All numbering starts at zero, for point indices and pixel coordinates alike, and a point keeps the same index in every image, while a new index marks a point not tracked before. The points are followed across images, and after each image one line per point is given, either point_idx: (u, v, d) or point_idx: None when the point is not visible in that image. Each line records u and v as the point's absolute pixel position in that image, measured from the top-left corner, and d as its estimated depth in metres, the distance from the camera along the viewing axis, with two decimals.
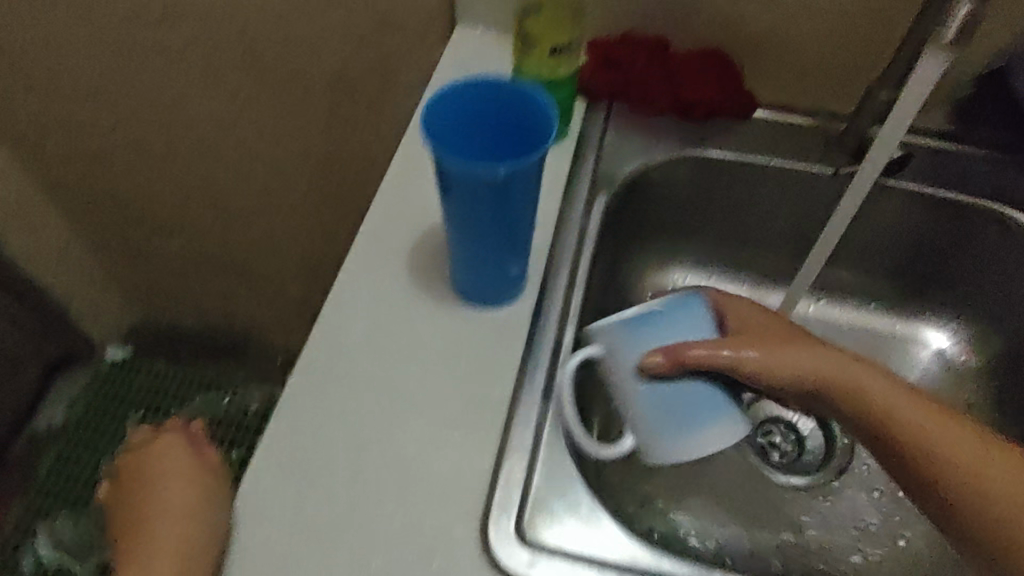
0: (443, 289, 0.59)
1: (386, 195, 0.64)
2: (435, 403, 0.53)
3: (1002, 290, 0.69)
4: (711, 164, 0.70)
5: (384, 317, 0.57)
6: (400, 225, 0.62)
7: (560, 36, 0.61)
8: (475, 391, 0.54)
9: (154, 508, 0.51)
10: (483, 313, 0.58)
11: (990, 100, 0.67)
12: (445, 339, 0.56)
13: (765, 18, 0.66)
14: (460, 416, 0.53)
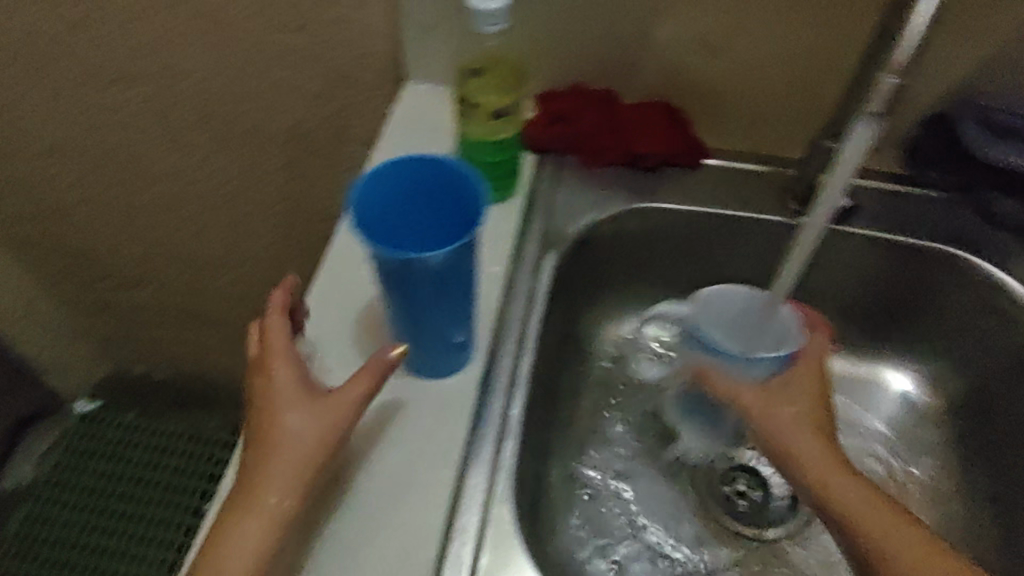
0: None
1: (335, 259, 0.63)
2: (380, 478, 0.51)
3: (959, 331, 0.69)
4: (661, 217, 0.71)
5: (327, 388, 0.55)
6: (349, 291, 0.61)
7: (500, 99, 0.61)
8: (422, 464, 0.51)
9: (282, 431, 0.45)
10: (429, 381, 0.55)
11: (935, 146, 0.67)
12: (390, 408, 0.54)
13: (705, 72, 0.67)
14: (407, 492, 0.50)
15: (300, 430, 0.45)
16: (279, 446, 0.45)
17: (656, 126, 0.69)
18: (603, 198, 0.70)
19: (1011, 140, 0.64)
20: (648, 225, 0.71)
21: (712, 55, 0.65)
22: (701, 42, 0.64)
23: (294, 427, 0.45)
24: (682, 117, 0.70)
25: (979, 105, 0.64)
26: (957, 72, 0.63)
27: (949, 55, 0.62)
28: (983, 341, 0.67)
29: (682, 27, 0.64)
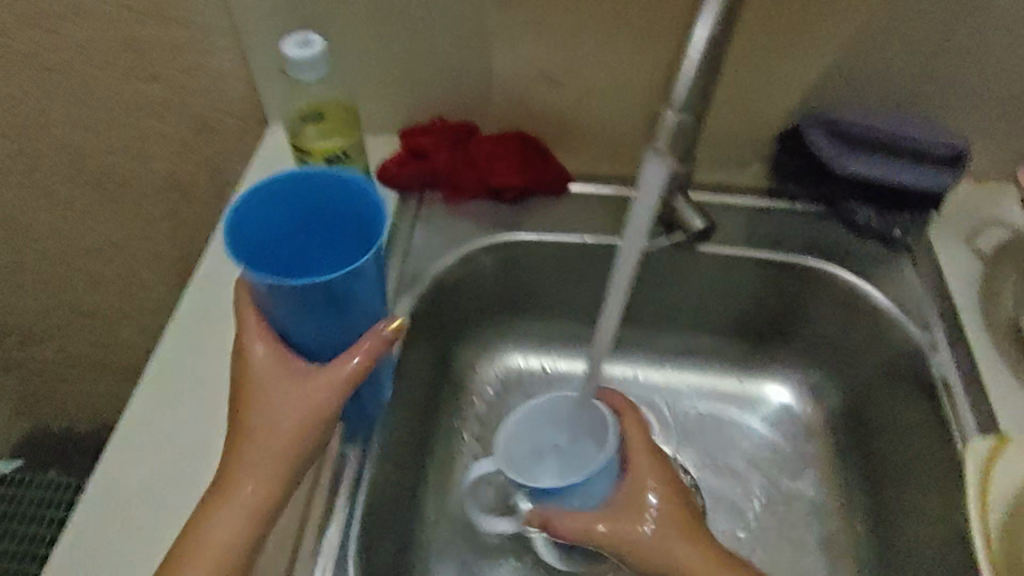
0: None
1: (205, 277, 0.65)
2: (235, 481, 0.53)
3: (832, 343, 0.67)
4: (527, 248, 0.69)
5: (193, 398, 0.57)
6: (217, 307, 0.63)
7: (331, 146, 0.59)
8: None
9: (256, 419, 0.47)
10: None
11: (796, 158, 0.65)
12: None
13: (552, 101, 0.65)
14: None
15: (281, 412, 0.47)
16: (262, 419, 0.47)
17: (512, 159, 0.67)
18: (464, 233, 0.69)
19: (866, 151, 0.62)
20: (514, 259, 0.69)
21: (554, 84, 0.64)
22: (539, 72, 0.63)
23: (274, 404, 0.47)
24: (543, 146, 0.69)
25: (833, 117, 0.62)
26: (803, 89, 0.61)
27: (791, 73, 0.60)
28: (856, 352, 0.65)
29: (517, 59, 0.62)
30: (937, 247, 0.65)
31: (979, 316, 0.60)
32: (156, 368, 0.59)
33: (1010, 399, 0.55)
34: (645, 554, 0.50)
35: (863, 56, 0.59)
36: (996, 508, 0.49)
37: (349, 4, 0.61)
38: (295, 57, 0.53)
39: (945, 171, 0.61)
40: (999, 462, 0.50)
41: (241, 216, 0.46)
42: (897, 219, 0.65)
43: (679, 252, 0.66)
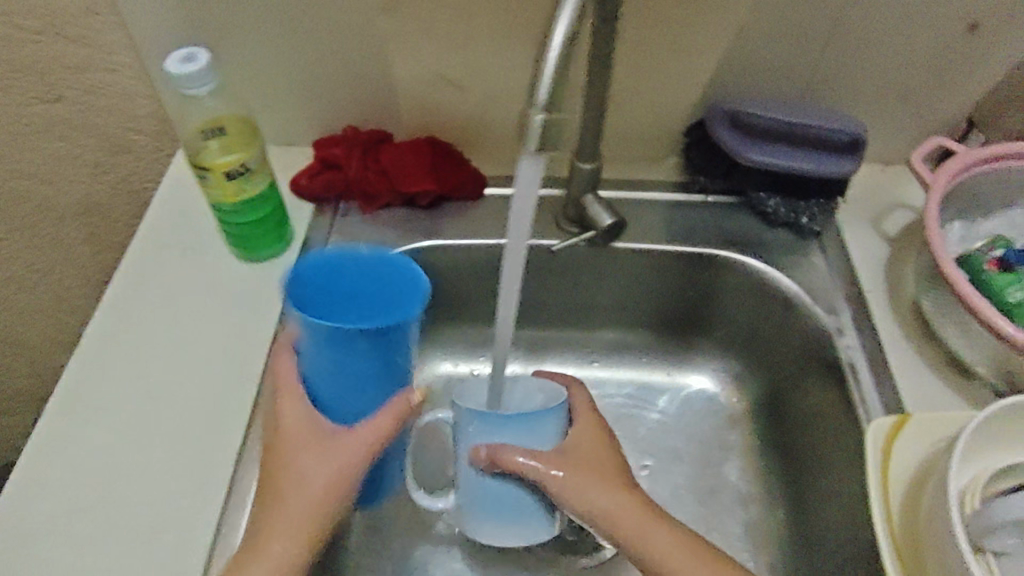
0: (186, 329, 0.63)
1: (139, 246, 0.69)
2: (174, 433, 0.57)
3: (749, 331, 0.68)
4: (444, 254, 0.68)
5: (132, 360, 0.61)
6: (153, 273, 0.67)
7: (231, 164, 0.58)
8: (214, 418, 0.58)
9: (285, 477, 0.45)
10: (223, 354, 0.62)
11: (703, 151, 0.65)
12: (189, 371, 0.61)
13: (460, 105, 0.65)
14: (200, 443, 0.57)
15: (314, 472, 0.44)
16: (291, 491, 0.44)
17: (423, 165, 0.66)
18: (378, 242, 0.68)
19: (768, 142, 0.62)
20: (431, 266, 0.69)
21: (459, 89, 0.64)
22: (442, 78, 0.63)
23: (300, 473, 0.44)
24: (453, 151, 0.69)
25: (733, 109, 0.61)
26: (703, 83, 0.62)
27: (690, 69, 0.60)
28: (773, 342, 0.66)
29: (418, 65, 0.62)
30: (845, 232, 0.66)
31: (885, 298, 0.62)
32: (96, 332, 0.63)
33: (913, 378, 0.57)
34: (592, 493, 0.47)
35: (757, 49, 0.59)
36: (897, 483, 0.49)
37: (242, 18, 0.60)
38: (180, 71, 0.53)
39: (847, 157, 0.62)
40: (900, 436, 0.50)
41: (297, 277, 0.46)
42: (806, 206, 0.65)
43: (595, 251, 0.66)
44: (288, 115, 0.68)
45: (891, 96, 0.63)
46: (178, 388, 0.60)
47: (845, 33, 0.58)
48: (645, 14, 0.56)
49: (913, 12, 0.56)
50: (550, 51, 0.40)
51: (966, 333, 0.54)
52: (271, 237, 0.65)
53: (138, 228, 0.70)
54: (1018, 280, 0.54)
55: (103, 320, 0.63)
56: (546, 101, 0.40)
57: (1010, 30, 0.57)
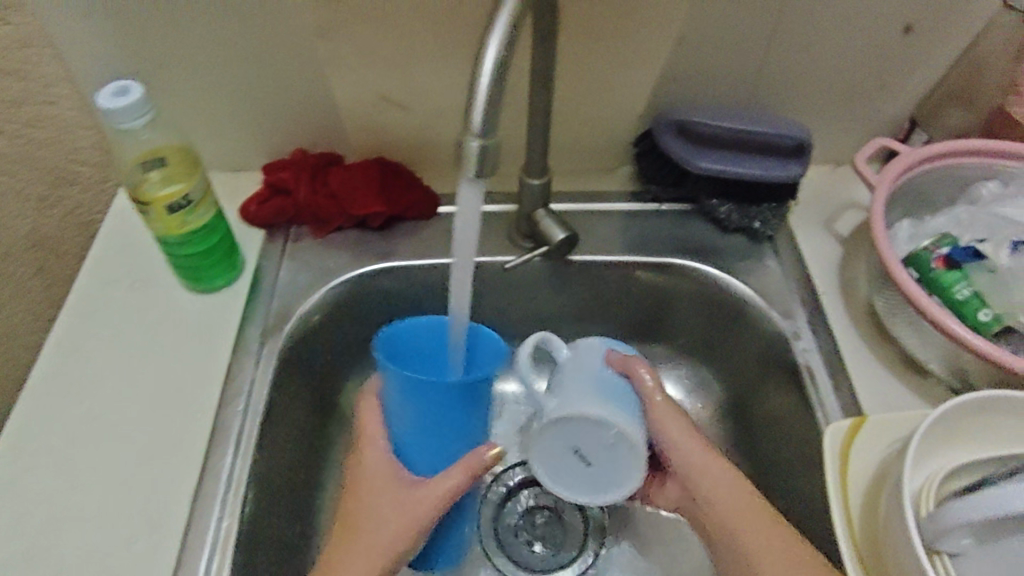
0: (137, 367, 0.61)
1: (87, 282, 0.66)
2: (126, 476, 0.55)
3: (709, 337, 0.68)
4: (399, 275, 0.67)
5: (79, 402, 0.59)
6: (102, 310, 0.64)
7: (171, 197, 0.56)
8: (165, 459, 0.55)
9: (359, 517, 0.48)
10: (175, 391, 0.59)
11: (654, 160, 0.65)
12: (140, 410, 0.58)
13: (407, 125, 0.65)
14: (152, 485, 0.54)
15: (386, 517, 0.47)
16: (364, 526, 0.48)
17: (372, 185, 0.65)
18: (330, 267, 0.67)
19: (715, 149, 0.62)
20: (387, 287, 0.68)
21: (404, 109, 0.63)
22: (387, 99, 0.62)
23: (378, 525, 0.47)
24: (403, 170, 0.68)
25: (679, 117, 0.62)
26: (648, 93, 0.62)
27: (634, 80, 0.60)
28: (733, 346, 0.66)
29: (360, 88, 0.61)
30: (797, 235, 0.66)
31: (838, 299, 0.62)
32: (43, 374, 0.60)
33: (868, 379, 0.56)
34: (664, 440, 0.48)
35: (699, 58, 0.59)
36: (855, 490, 0.48)
37: (177, 46, 0.59)
38: (111, 107, 0.52)
39: (794, 161, 0.62)
40: (855, 442, 0.50)
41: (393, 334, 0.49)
42: (758, 211, 0.65)
43: (551, 265, 0.65)
44: (233, 142, 0.67)
45: (833, 98, 0.64)
46: (129, 429, 0.57)
47: (783, 39, 0.58)
48: (582, 29, 0.55)
49: (848, 17, 0.57)
50: (481, 75, 0.40)
51: (916, 333, 0.54)
52: (221, 266, 0.64)
53: (86, 262, 0.67)
54: (964, 278, 0.53)
55: (51, 361, 0.61)
56: (480, 127, 0.40)
57: (943, 31, 0.58)
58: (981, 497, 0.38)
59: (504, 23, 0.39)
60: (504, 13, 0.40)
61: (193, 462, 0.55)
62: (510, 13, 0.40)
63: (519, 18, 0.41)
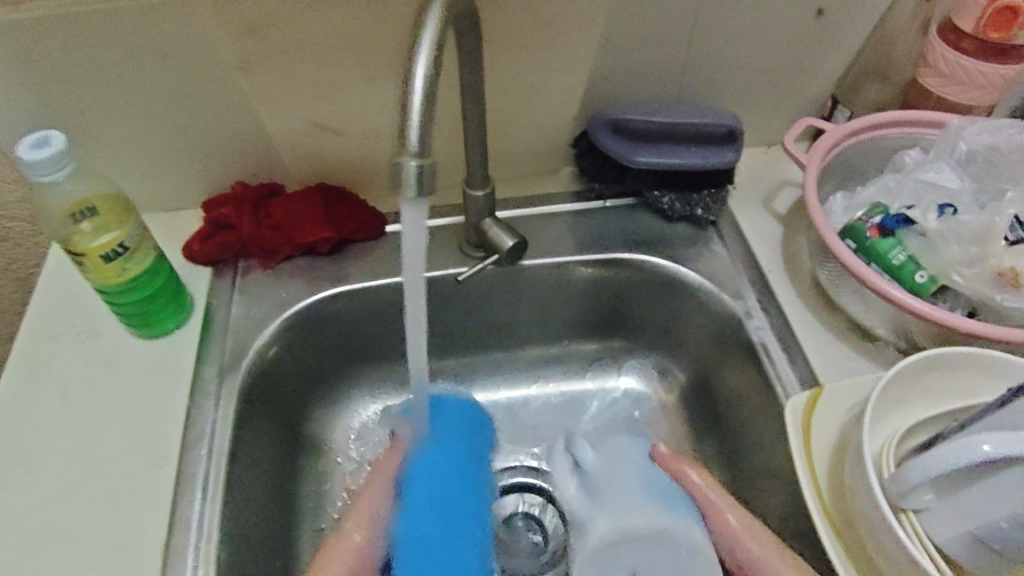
0: (90, 426, 0.58)
1: (27, 345, 0.63)
2: (90, 541, 0.52)
3: (665, 326, 0.69)
4: (353, 298, 0.67)
5: (32, 469, 0.56)
6: (45, 372, 0.61)
7: (110, 244, 0.55)
8: (131, 516, 0.54)
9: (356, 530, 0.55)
10: (134, 445, 0.57)
11: (592, 160, 0.66)
12: (98, 469, 0.56)
13: (344, 148, 0.64)
14: (120, 546, 0.52)
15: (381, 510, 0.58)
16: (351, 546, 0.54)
17: (317, 212, 0.65)
18: (281, 298, 0.66)
19: (650, 143, 0.63)
20: (341, 312, 0.67)
21: (340, 134, 0.63)
22: (320, 125, 0.62)
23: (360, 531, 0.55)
24: (346, 193, 0.67)
25: (612, 115, 0.63)
26: (580, 95, 0.63)
27: (565, 85, 0.61)
28: (689, 332, 0.67)
29: (292, 117, 0.60)
30: (738, 216, 0.68)
31: (784, 274, 0.63)
32: None
33: (820, 349, 0.58)
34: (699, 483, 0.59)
35: (625, 56, 0.61)
36: (821, 457, 0.49)
37: (97, 92, 0.57)
38: (34, 159, 0.50)
39: (727, 148, 0.64)
40: (817, 410, 0.51)
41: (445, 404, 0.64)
42: (699, 198, 0.66)
43: (503, 272, 0.65)
44: (170, 180, 0.66)
45: (757, 83, 0.66)
46: (89, 491, 0.55)
47: (704, 32, 0.60)
48: (505, 40, 0.56)
49: (762, 5, 0.59)
50: (411, 98, 0.40)
51: (860, 301, 0.56)
52: (168, 309, 0.62)
53: (22, 325, 0.64)
54: (898, 244, 0.55)
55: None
56: (417, 148, 0.40)
57: (852, 10, 0.61)
58: (933, 456, 0.40)
59: (428, 46, 0.40)
60: (427, 35, 0.40)
61: (161, 515, 0.54)
62: (433, 35, 0.40)
63: (442, 39, 0.41)
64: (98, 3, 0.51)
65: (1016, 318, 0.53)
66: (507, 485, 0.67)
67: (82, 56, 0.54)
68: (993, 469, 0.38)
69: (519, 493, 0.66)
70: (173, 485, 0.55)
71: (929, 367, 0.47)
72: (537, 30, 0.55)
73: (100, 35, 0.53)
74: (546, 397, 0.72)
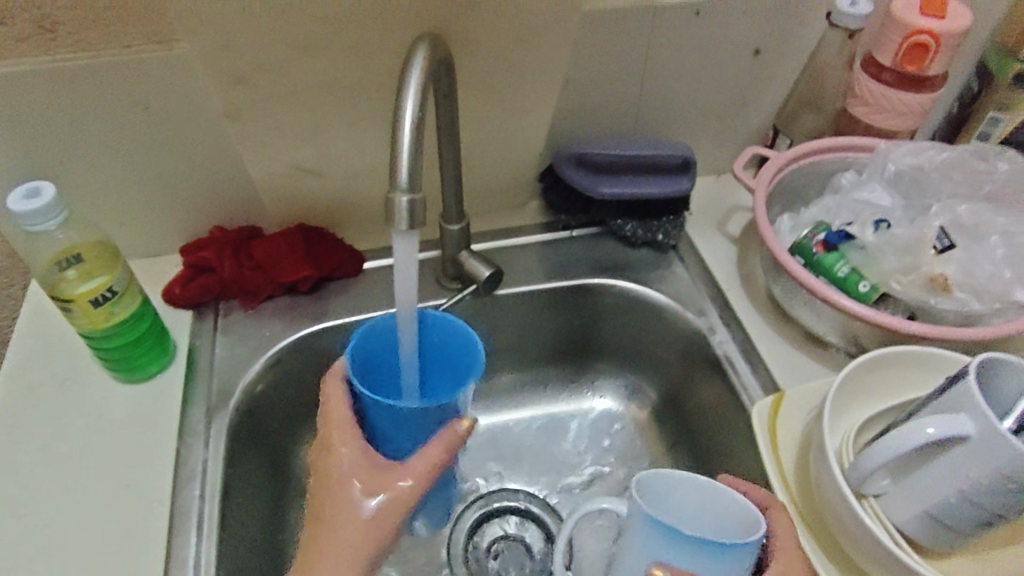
0: (78, 471, 0.58)
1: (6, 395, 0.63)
2: None
3: (633, 345, 0.73)
4: (334, 334, 0.69)
5: (20, 517, 0.56)
6: (27, 421, 0.61)
7: (96, 289, 0.56)
8: (124, 558, 0.54)
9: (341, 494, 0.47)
10: (124, 487, 0.58)
11: (558, 192, 0.70)
12: (89, 514, 0.56)
13: (323, 190, 0.67)
14: None
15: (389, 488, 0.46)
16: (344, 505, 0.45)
17: (298, 250, 0.67)
18: (265, 337, 0.67)
19: (611, 174, 0.68)
20: (324, 348, 0.69)
21: (319, 175, 0.66)
22: (301, 168, 0.64)
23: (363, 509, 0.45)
24: (324, 233, 0.70)
25: (575, 150, 0.68)
26: (545, 132, 0.67)
27: (532, 123, 0.65)
28: (657, 350, 0.71)
29: (272, 162, 0.63)
30: (696, 240, 0.73)
31: (742, 291, 0.68)
32: None
33: (779, 358, 0.63)
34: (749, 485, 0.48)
35: (585, 95, 0.66)
36: (787, 456, 0.53)
37: (83, 142, 0.59)
38: (24, 210, 0.52)
39: (683, 176, 0.69)
40: (780, 413, 0.55)
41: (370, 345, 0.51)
42: (659, 224, 0.71)
43: (480, 301, 0.69)
44: (149, 225, 0.68)
45: (705, 117, 0.71)
46: (80, 536, 0.55)
47: (655, 72, 0.66)
48: (477, 85, 0.60)
49: (706, 46, 0.65)
50: (401, 138, 0.44)
51: (812, 311, 0.61)
52: (152, 352, 0.63)
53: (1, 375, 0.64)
54: (842, 257, 0.60)
55: None
56: (408, 183, 0.44)
57: (786, 49, 0.67)
58: (886, 442, 0.44)
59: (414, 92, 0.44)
60: (412, 82, 0.44)
61: (155, 555, 0.54)
62: (417, 82, 0.44)
63: (425, 84, 0.45)
64: (89, 59, 0.54)
65: (950, 319, 0.58)
66: (488, 509, 0.69)
67: (70, 109, 0.56)
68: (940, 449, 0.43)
69: (500, 517, 0.68)
70: (166, 524, 0.56)
71: (876, 366, 0.52)
72: (506, 74, 0.60)
73: (89, 89, 0.55)
74: (524, 421, 0.75)
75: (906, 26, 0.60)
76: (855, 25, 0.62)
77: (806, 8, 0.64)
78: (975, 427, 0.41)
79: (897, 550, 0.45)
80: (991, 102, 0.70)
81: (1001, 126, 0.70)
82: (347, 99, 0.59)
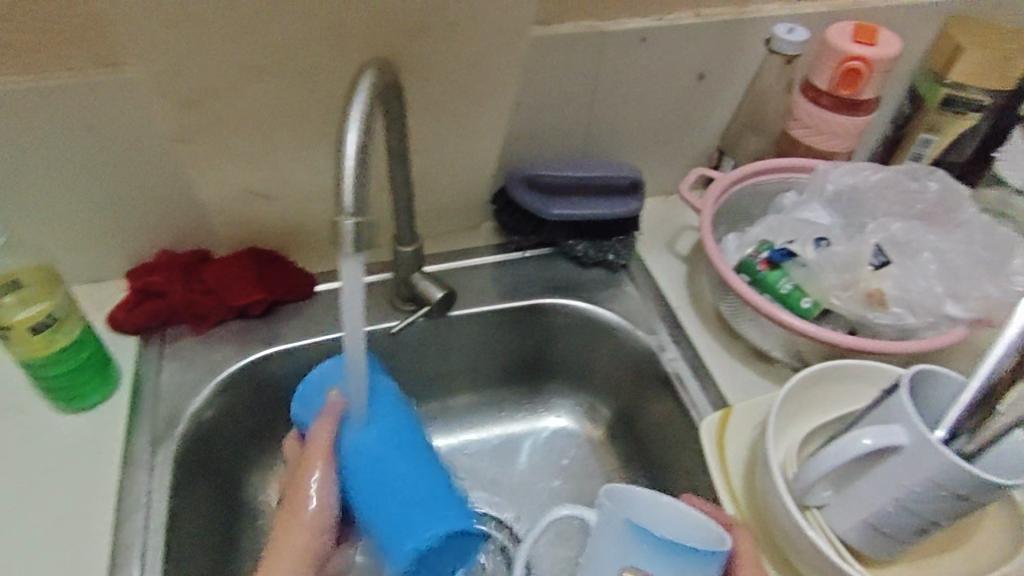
0: (14, 505, 0.56)
1: None
2: None
3: (587, 364, 0.74)
4: (285, 358, 0.68)
5: None
6: None
7: (35, 316, 0.55)
8: None
9: None
10: (64, 521, 0.56)
11: (510, 213, 0.71)
12: (25, 549, 0.54)
13: (273, 213, 0.67)
14: None
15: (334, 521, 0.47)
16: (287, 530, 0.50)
17: (249, 275, 0.67)
18: (214, 362, 0.66)
19: (563, 196, 0.69)
20: (275, 373, 0.68)
21: (269, 199, 0.65)
22: (250, 192, 0.64)
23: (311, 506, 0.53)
24: (276, 256, 0.69)
25: (527, 173, 0.69)
26: (496, 155, 0.68)
27: (483, 146, 0.66)
28: (610, 368, 0.72)
29: (220, 186, 0.62)
30: (646, 259, 0.74)
31: (691, 310, 0.69)
32: None
33: (727, 374, 0.64)
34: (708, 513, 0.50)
35: (534, 118, 0.67)
36: (734, 471, 0.54)
37: (23, 166, 0.57)
38: None
39: (632, 198, 0.70)
40: (729, 427, 0.57)
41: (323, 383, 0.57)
42: (610, 244, 0.72)
43: (434, 323, 0.69)
44: (94, 250, 0.66)
45: (653, 139, 0.73)
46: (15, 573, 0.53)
47: (603, 96, 0.67)
48: (427, 109, 0.61)
49: (651, 71, 0.66)
50: (345, 162, 0.44)
51: (758, 328, 0.62)
52: (95, 381, 0.61)
53: None
54: (785, 275, 0.62)
55: None
56: (353, 208, 0.44)
57: (729, 74, 0.70)
58: (825, 455, 0.45)
59: (358, 117, 0.44)
60: (357, 107, 0.44)
61: None
62: (362, 107, 0.45)
63: (370, 109, 0.45)
64: (29, 83, 0.53)
65: (887, 334, 0.61)
66: None
67: (8, 133, 0.55)
68: (876, 460, 0.44)
69: None
70: (108, 558, 0.54)
71: (818, 380, 0.54)
72: (455, 98, 0.60)
73: (28, 112, 0.54)
74: (480, 442, 0.75)
75: (840, 53, 0.63)
76: (793, 52, 0.64)
77: (746, 35, 0.67)
78: (907, 436, 0.42)
79: (838, 560, 0.46)
80: (922, 125, 0.74)
81: (932, 146, 0.74)
82: (296, 123, 0.59)
